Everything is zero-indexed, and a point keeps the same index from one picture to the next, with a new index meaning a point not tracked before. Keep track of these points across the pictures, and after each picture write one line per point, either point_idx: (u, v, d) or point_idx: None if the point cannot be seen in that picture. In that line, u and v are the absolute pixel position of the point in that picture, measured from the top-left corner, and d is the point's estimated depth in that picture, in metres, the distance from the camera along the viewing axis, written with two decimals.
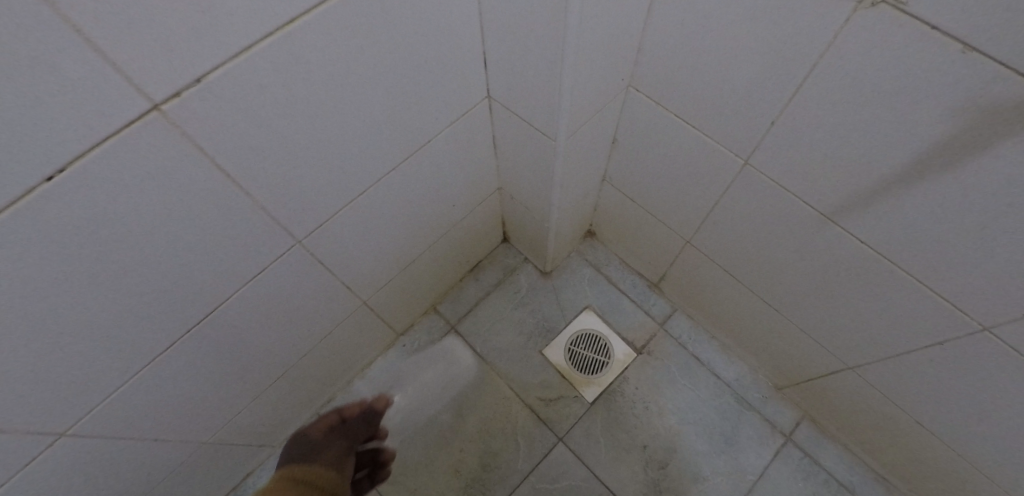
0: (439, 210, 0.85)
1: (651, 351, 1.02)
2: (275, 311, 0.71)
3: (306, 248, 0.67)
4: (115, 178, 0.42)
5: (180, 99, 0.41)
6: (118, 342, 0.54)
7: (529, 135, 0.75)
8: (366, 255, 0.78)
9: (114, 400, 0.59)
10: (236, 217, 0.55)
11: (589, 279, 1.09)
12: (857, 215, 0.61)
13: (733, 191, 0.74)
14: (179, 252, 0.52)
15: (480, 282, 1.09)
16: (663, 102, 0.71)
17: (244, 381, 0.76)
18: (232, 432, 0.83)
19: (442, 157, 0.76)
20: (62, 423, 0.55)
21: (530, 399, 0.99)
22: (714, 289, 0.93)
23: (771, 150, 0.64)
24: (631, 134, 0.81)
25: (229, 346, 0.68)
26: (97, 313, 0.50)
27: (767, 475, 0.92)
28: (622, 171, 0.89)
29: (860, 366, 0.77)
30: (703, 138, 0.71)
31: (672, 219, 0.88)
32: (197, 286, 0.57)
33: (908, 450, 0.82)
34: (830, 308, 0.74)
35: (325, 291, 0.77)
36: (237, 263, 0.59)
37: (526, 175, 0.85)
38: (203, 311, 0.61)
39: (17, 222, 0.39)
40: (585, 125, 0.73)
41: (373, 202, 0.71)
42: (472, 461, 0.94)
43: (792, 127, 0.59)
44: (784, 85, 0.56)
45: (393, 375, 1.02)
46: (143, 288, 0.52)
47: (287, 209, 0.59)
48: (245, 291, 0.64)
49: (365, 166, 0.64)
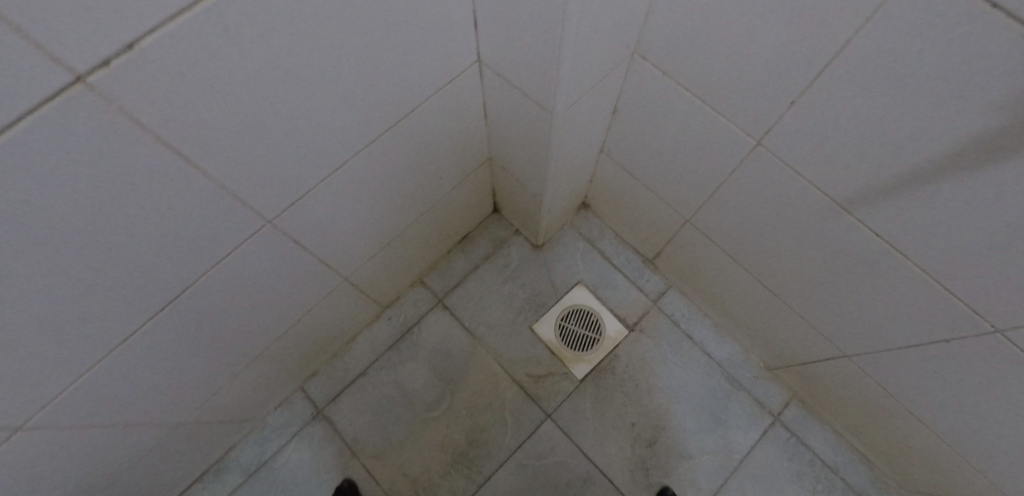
0: (426, 183, 0.80)
1: (644, 328, 1.00)
2: (250, 293, 0.66)
3: (279, 228, 0.61)
4: (43, 160, 0.36)
5: (109, 69, 0.34)
6: (69, 334, 0.49)
7: (523, 104, 0.69)
8: (348, 232, 0.73)
9: (74, 389, 0.55)
10: (196, 198, 0.49)
11: (582, 253, 1.05)
12: (876, 207, 0.57)
13: (741, 173, 0.69)
14: (130, 236, 0.47)
15: (469, 254, 1.05)
16: (671, 72, 0.65)
17: (220, 361, 0.72)
18: (211, 411, 0.80)
19: (428, 127, 0.70)
20: (16, 419, 0.51)
21: (519, 375, 0.97)
22: (712, 269, 0.90)
23: (788, 132, 0.58)
24: (634, 104, 0.75)
25: (199, 329, 0.64)
26: (44, 306, 0.45)
27: (754, 454, 0.92)
28: (621, 143, 0.84)
29: (857, 355, 0.76)
30: (713, 113, 0.65)
31: (672, 197, 0.84)
32: (155, 271, 0.52)
33: (895, 436, 0.82)
34: (833, 297, 0.72)
35: (304, 271, 0.72)
36: (202, 245, 0.54)
37: (521, 145, 0.79)
38: (167, 296, 0.56)
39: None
40: (586, 94, 0.67)
41: (353, 176, 0.65)
42: (459, 436, 0.93)
43: (815, 108, 0.54)
44: (811, 61, 0.50)
45: (378, 349, 0.99)
46: (91, 277, 0.47)
47: (256, 188, 0.54)
48: (214, 274, 0.59)
49: (343, 138, 0.58)
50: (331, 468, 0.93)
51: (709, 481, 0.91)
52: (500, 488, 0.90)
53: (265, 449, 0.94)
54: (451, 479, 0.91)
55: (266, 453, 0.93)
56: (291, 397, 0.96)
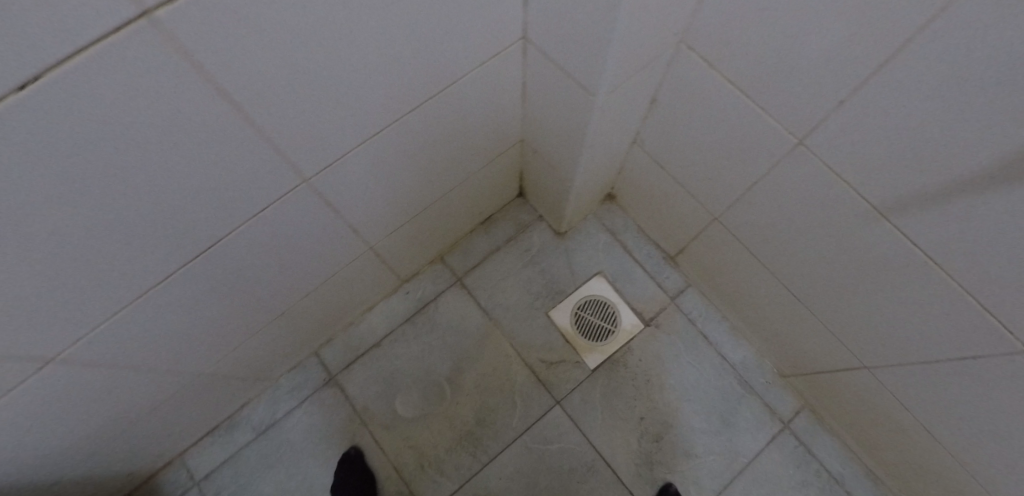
0: (458, 158, 0.80)
1: (660, 324, 0.99)
2: (278, 251, 0.67)
3: (314, 188, 0.62)
4: (102, 94, 0.36)
5: (175, 6, 0.33)
6: (106, 272, 0.50)
7: (563, 85, 0.69)
8: (378, 200, 0.74)
9: (104, 329, 0.56)
10: (238, 149, 0.49)
11: (604, 244, 1.05)
12: (917, 215, 0.55)
13: (778, 172, 0.68)
14: (172, 181, 0.47)
15: (491, 235, 1.05)
16: (717, 63, 0.64)
17: (242, 317, 0.73)
18: (228, 365, 0.81)
19: (466, 101, 0.69)
20: (48, 350, 0.52)
21: (531, 359, 0.97)
22: (736, 269, 0.89)
23: (833, 132, 0.57)
24: (674, 95, 0.74)
25: (227, 282, 0.65)
26: (86, 242, 0.46)
27: (760, 459, 0.92)
28: (656, 134, 0.83)
29: (878, 367, 0.75)
30: (757, 109, 0.64)
31: (703, 193, 0.83)
32: (192, 219, 0.53)
33: (907, 453, 0.81)
34: (859, 305, 0.71)
35: (331, 234, 0.73)
36: (238, 197, 0.55)
37: (555, 128, 0.79)
38: (200, 246, 0.57)
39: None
40: (628, 80, 0.67)
41: (389, 143, 0.65)
42: (468, 414, 0.94)
43: (864, 108, 0.53)
44: (866, 59, 0.49)
45: (394, 321, 1.00)
46: (133, 218, 0.48)
47: (297, 144, 0.54)
48: (247, 228, 0.59)
49: (384, 103, 0.58)
50: (338, 433, 0.94)
51: (712, 481, 0.91)
52: (504, 468, 0.91)
53: (276, 409, 0.95)
54: (456, 455, 0.92)
55: (277, 414, 0.95)
56: (305, 361, 0.98)
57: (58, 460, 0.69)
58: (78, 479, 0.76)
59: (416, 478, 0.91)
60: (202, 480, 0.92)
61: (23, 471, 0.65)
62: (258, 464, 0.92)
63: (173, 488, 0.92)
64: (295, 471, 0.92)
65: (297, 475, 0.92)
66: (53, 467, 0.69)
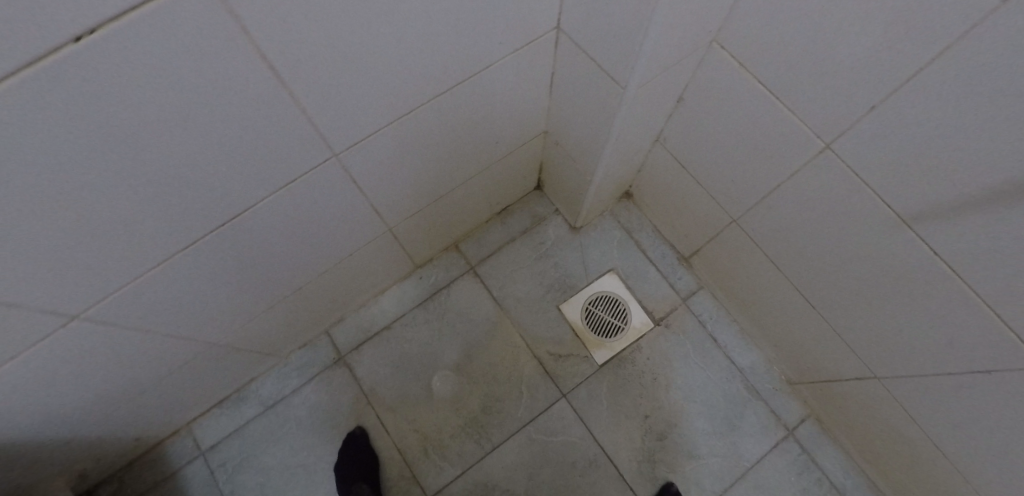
0: (482, 146, 0.80)
1: (669, 324, 1.00)
2: (301, 226, 0.68)
3: (342, 164, 0.63)
4: (153, 54, 0.36)
5: None
6: (137, 233, 0.51)
7: (593, 76, 0.69)
8: (401, 182, 0.74)
9: (129, 290, 0.57)
10: (274, 119, 0.50)
11: (618, 241, 1.05)
12: (940, 225, 0.55)
13: (802, 176, 0.68)
14: (209, 147, 0.48)
15: (506, 226, 1.06)
16: (749, 64, 0.64)
17: (260, 289, 0.74)
18: (242, 337, 0.82)
19: (495, 88, 0.70)
20: (75, 307, 0.53)
21: (539, 351, 0.98)
22: (750, 273, 0.89)
23: (861, 138, 0.57)
24: (701, 94, 0.74)
25: (249, 253, 0.66)
26: (122, 200, 0.46)
27: (762, 464, 0.92)
28: (680, 134, 0.83)
29: (888, 378, 0.75)
30: (785, 112, 0.64)
31: (722, 195, 0.84)
32: (223, 187, 0.53)
33: (912, 467, 0.81)
34: (873, 314, 0.71)
35: (353, 213, 0.73)
36: (269, 168, 0.55)
37: (580, 122, 0.79)
38: (228, 214, 0.57)
39: (29, 95, 0.33)
40: (658, 76, 0.66)
41: (417, 124, 0.65)
42: (474, 401, 0.95)
43: (895, 115, 0.53)
44: (902, 65, 0.49)
45: (407, 305, 1.01)
46: (168, 182, 0.48)
47: (330, 118, 0.55)
48: (274, 199, 0.60)
49: (417, 84, 0.59)
50: (345, 412, 0.95)
51: (713, 483, 0.91)
52: (507, 457, 0.92)
53: (285, 385, 0.97)
54: (459, 441, 0.93)
55: (285, 389, 0.97)
56: (317, 339, 0.99)
57: (72, 419, 0.70)
58: (90, 440, 0.78)
59: (418, 461, 0.92)
60: (208, 450, 0.94)
61: (38, 427, 0.66)
62: (263, 438, 0.94)
63: (179, 457, 0.93)
64: (300, 447, 0.93)
65: (301, 451, 0.93)
66: (66, 427, 0.70)
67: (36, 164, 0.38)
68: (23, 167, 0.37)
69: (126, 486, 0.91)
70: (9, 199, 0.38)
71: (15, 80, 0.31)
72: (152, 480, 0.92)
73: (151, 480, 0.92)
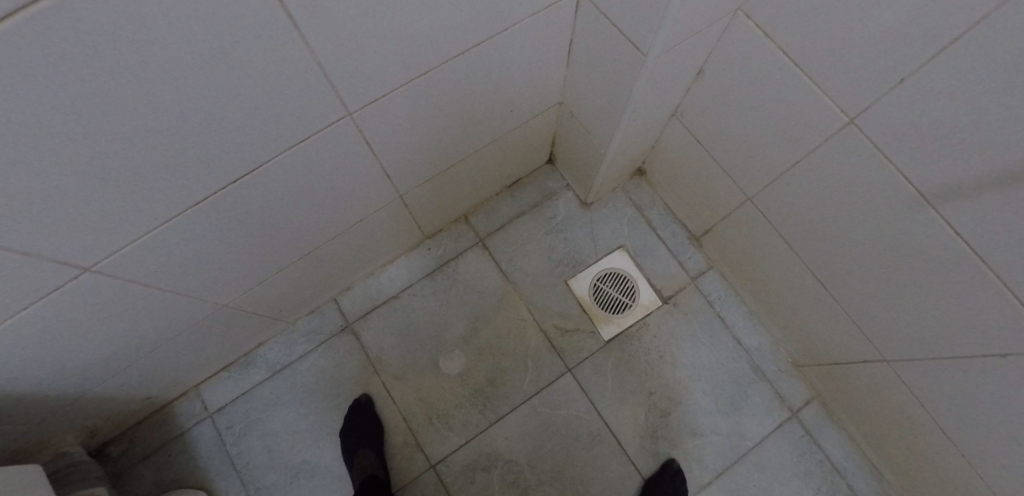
0: (495, 115, 0.79)
1: (677, 303, 1.00)
2: (311, 188, 0.67)
3: (355, 124, 0.61)
4: None
5: None
6: (148, 186, 0.50)
7: (613, 43, 0.67)
8: (412, 147, 0.73)
9: (139, 245, 0.56)
10: (289, 74, 0.49)
11: (629, 219, 1.05)
12: (964, 205, 0.54)
13: (821, 153, 0.66)
14: (223, 101, 0.47)
15: (517, 200, 1.06)
16: (773, 34, 0.62)
17: (268, 252, 0.74)
18: (250, 300, 0.82)
19: (512, 53, 0.68)
20: (86, 260, 0.53)
21: (546, 325, 0.98)
22: (761, 253, 0.89)
23: (885, 113, 0.56)
24: (722, 67, 0.73)
25: (257, 214, 0.65)
26: (136, 152, 0.46)
27: (764, 445, 0.92)
28: (697, 109, 0.82)
29: (896, 361, 0.75)
30: (808, 84, 0.62)
31: (737, 173, 0.82)
32: (234, 144, 0.53)
33: (916, 452, 0.81)
34: (885, 296, 0.70)
35: (364, 177, 0.73)
36: (281, 126, 0.54)
37: (596, 93, 0.78)
38: (238, 173, 0.57)
39: (38, 31, 0.31)
40: (680, 43, 0.64)
41: (432, 87, 0.64)
42: (479, 373, 0.95)
43: (922, 89, 0.51)
44: (933, 36, 0.47)
45: (414, 275, 1.01)
46: (182, 136, 0.47)
47: (346, 75, 0.53)
48: (284, 158, 0.59)
49: (434, 41, 0.57)
50: (351, 380, 0.96)
51: (715, 462, 0.92)
52: (511, 428, 0.92)
53: (292, 351, 0.98)
54: (464, 411, 0.93)
55: (292, 355, 0.97)
56: (324, 306, 1.00)
57: (81, 375, 0.70)
58: (98, 397, 0.78)
59: (423, 430, 0.93)
60: (215, 412, 0.95)
61: (48, 381, 0.66)
62: (270, 402, 0.95)
63: (187, 418, 0.94)
64: (306, 412, 0.94)
65: (307, 417, 0.94)
66: (76, 382, 0.70)
67: (50, 107, 0.37)
68: (36, 110, 0.36)
69: (134, 444, 0.93)
70: (19, 143, 0.38)
71: (27, 11, 0.30)
72: (159, 439, 0.93)
73: (157, 439, 0.93)
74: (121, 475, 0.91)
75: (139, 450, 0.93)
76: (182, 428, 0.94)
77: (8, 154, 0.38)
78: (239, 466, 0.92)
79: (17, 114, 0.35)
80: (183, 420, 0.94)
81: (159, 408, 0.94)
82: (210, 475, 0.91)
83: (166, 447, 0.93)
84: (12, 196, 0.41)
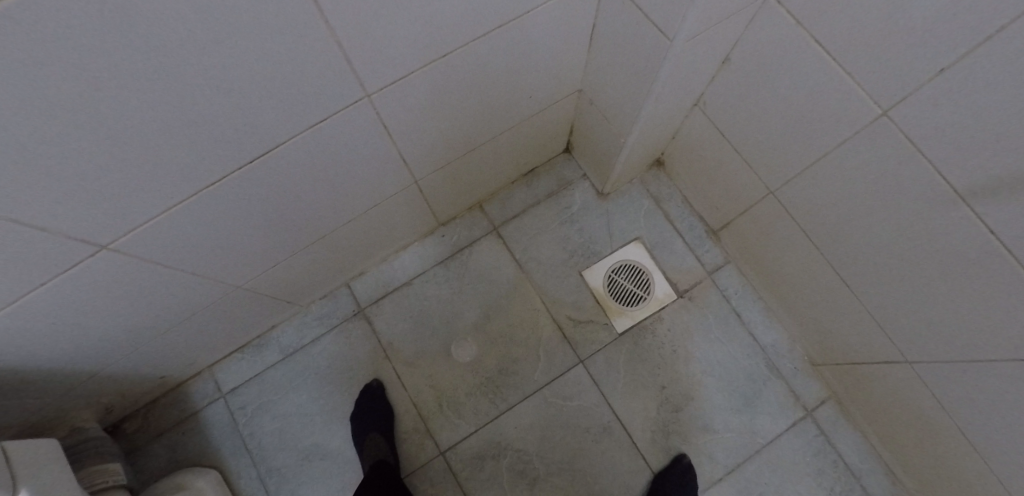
0: (513, 101, 0.77)
1: (693, 297, 0.99)
2: (325, 171, 0.66)
3: (373, 106, 0.60)
4: None
5: None
6: (165, 166, 0.50)
7: (637, 29, 0.65)
8: (429, 132, 0.72)
9: (154, 225, 0.56)
10: (306, 55, 0.48)
11: (646, 210, 1.03)
12: (1002, 205, 0.52)
13: (850, 146, 0.64)
14: (239, 81, 0.46)
15: (532, 188, 1.04)
16: (806, 20, 0.60)
17: (283, 235, 0.74)
18: (264, 283, 0.82)
19: (534, 37, 0.66)
20: (102, 238, 0.53)
21: (559, 315, 0.97)
22: (781, 248, 0.87)
23: (922, 105, 0.53)
24: (749, 56, 0.70)
25: (272, 196, 0.64)
26: (154, 130, 0.45)
27: (777, 443, 0.91)
28: (721, 99, 0.80)
29: (919, 364, 0.73)
30: (841, 74, 0.59)
31: (761, 165, 0.80)
32: (250, 125, 0.52)
33: (934, 456, 0.79)
34: (911, 296, 0.68)
35: (379, 161, 0.72)
36: (298, 108, 0.54)
37: (617, 80, 0.76)
38: (253, 154, 0.56)
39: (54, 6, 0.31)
40: (707, 30, 0.62)
41: (450, 71, 0.63)
42: (491, 362, 0.95)
43: (963, 81, 0.48)
44: (979, 25, 0.44)
45: (428, 262, 1.01)
46: (199, 115, 0.47)
47: (364, 56, 0.52)
48: (300, 141, 0.58)
49: (455, 23, 0.55)
50: (363, 365, 0.96)
51: (726, 458, 0.91)
52: (521, 418, 0.92)
53: (305, 334, 0.98)
54: (475, 400, 0.93)
55: (305, 339, 0.98)
56: (337, 291, 1.00)
57: (97, 352, 0.71)
58: (113, 375, 0.79)
59: (433, 417, 0.93)
60: (228, 393, 0.95)
61: (65, 358, 0.67)
62: (282, 385, 0.95)
63: (201, 398, 0.95)
64: (318, 396, 0.95)
65: (318, 400, 0.95)
66: (92, 359, 0.71)
67: (67, 83, 0.36)
68: (52, 87, 0.36)
69: (149, 422, 0.94)
70: (38, 119, 0.37)
71: None
72: (172, 418, 0.94)
73: (171, 418, 0.94)
74: (136, 452, 0.92)
75: (153, 428, 0.94)
76: (195, 408, 0.95)
77: (27, 128, 0.37)
78: (251, 446, 0.93)
79: (34, 89, 0.35)
80: (196, 400, 0.95)
81: (174, 387, 0.95)
82: (223, 454, 0.92)
83: (179, 426, 0.94)
84: (31, 173, 0.41)
